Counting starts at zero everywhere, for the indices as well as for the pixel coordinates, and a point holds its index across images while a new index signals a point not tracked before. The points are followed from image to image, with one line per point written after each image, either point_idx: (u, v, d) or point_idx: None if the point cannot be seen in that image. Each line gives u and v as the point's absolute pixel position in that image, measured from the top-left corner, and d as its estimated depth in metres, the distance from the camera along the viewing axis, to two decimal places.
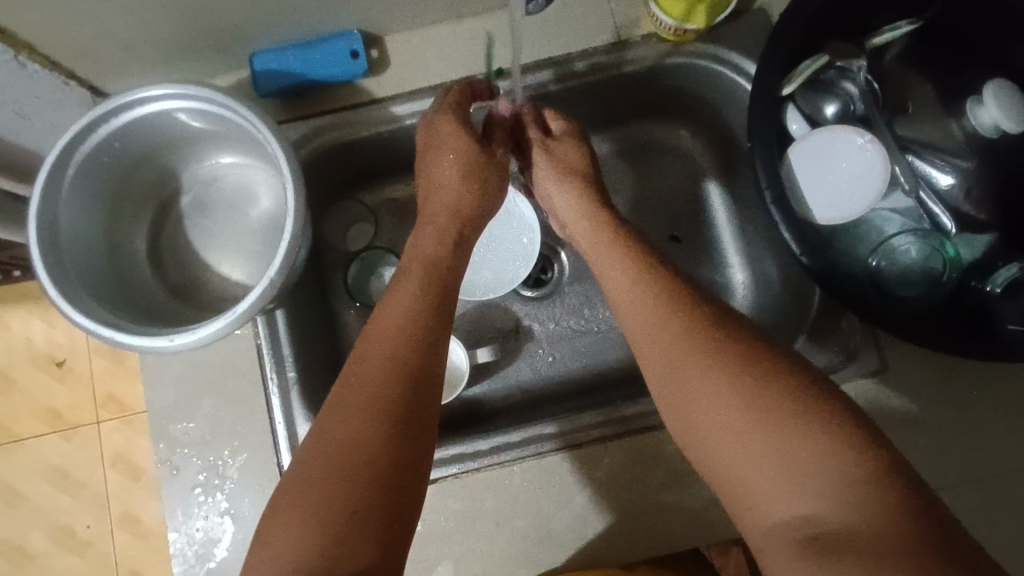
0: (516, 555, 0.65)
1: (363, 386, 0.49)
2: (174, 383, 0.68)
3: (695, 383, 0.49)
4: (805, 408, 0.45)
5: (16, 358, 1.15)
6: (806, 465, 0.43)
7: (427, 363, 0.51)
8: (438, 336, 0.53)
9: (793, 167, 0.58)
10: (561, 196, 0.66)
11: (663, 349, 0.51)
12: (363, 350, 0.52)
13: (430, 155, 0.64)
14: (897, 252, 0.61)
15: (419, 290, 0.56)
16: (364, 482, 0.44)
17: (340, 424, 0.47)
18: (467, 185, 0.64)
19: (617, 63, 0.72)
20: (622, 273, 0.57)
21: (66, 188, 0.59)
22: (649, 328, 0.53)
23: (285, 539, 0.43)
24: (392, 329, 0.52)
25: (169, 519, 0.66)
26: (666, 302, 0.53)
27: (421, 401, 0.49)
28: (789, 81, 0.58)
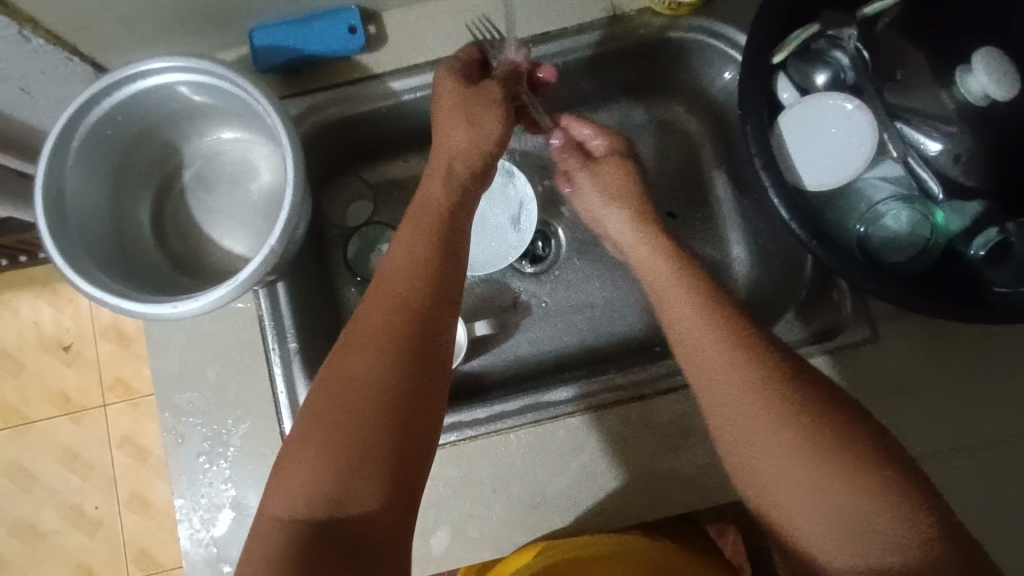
0: (512, 521, 0.67)
1: (374, 332, 0.50)
2: (178, 355, 0.70)
3: (752, 414, 0.50)
4: (867, 464, 0.46)
5: (26, 342, 1.17)
6: (846, 494, 0.46)
7: (434, 308, 0.53)
8: (446, 283, 0.55)
9: (784, 133, 0.59)
10: (612, 216, 0.69)
11: (719, 378, 0.52)
12: (373, 298, 0.53)
13: (441, 119, 0.65)
14: (884, 219, 0.61)
15: (429, 240, 0.56)
16: (375, 420, 0.47)
17: (352, 364, 0.49)
18: (482, 142, 0.65)
19: (614, 37, 0.73)
20: (681, 301, 0.58)
21: (70, 160, 0.61)
22: (714, 365, 0.53)
23: (297, 472, 0.46)
24: (402, 274, 0.54)
25: (175, 486, 0.67)
26: (724, 330, 0.54)
27: (428, 343, 0.51)
28: (779, 49, 0.59)
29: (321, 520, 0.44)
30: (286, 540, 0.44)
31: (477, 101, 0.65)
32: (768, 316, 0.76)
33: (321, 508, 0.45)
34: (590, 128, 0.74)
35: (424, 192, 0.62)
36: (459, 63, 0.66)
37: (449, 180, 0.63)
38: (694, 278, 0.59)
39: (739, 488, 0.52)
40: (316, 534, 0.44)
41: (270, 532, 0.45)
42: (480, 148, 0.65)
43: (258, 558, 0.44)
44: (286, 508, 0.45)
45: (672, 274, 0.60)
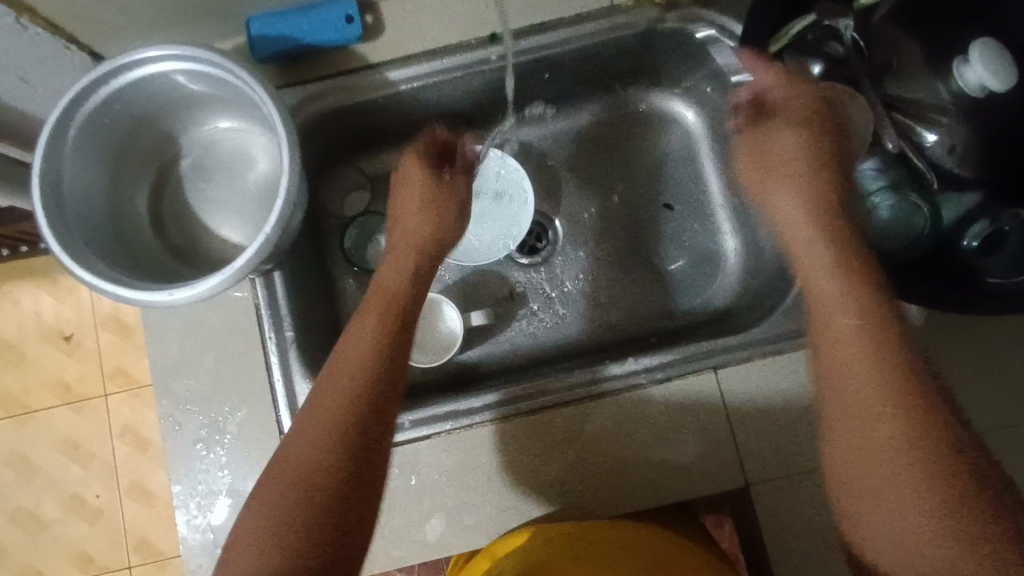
0: (507, 509, 0.67)
1: (324, 423, 0.53)
2: (175, 343, 0.70)
3: (875, 445, 0.48)
4: (990, 517, 0.43)
5: (27, 332, 1.17)
6: (962, 538, 0.43)
7: (385, 393, 0.56)
8: (397, 368, 0.58)
9: (781, 118, 0.62)
10: (792, 196, 0.61)
11: (852, 397, 0.50)
12: (327, 386, 0.56)
13: (400, 192, 0.73)
14: (877, 210, 0.64)
15: (383, 326, 0.60)
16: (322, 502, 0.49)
17: (307, 445, 0.52)
18: (433, 224, 0.71)
19: (611, 27, 0.73)
20: (838, 307, 0.53)
21: (68, 148, 0.61)
22: (847, 357, 0.51)
23: (248, 534, 0.49)
24: (356, 358, 0.57)
25: (172, 472, 0.68)
26: (873, 350, 0.50)
27: (377, 425, 0.54)
28: (772, 41, 0.63)
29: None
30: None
31: (440, 193, 0.72)
32: (763, 307, 0.76)
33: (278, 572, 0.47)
34: (773, 72, 0.63)
35: (380, 276, 0.67)
36: (423, 149, 0.73)
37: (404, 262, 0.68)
38: (859, 259, 0.55)
39: (835, 490, 0.51)
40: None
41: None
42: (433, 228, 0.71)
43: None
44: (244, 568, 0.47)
45: (834, 267, 0.55)
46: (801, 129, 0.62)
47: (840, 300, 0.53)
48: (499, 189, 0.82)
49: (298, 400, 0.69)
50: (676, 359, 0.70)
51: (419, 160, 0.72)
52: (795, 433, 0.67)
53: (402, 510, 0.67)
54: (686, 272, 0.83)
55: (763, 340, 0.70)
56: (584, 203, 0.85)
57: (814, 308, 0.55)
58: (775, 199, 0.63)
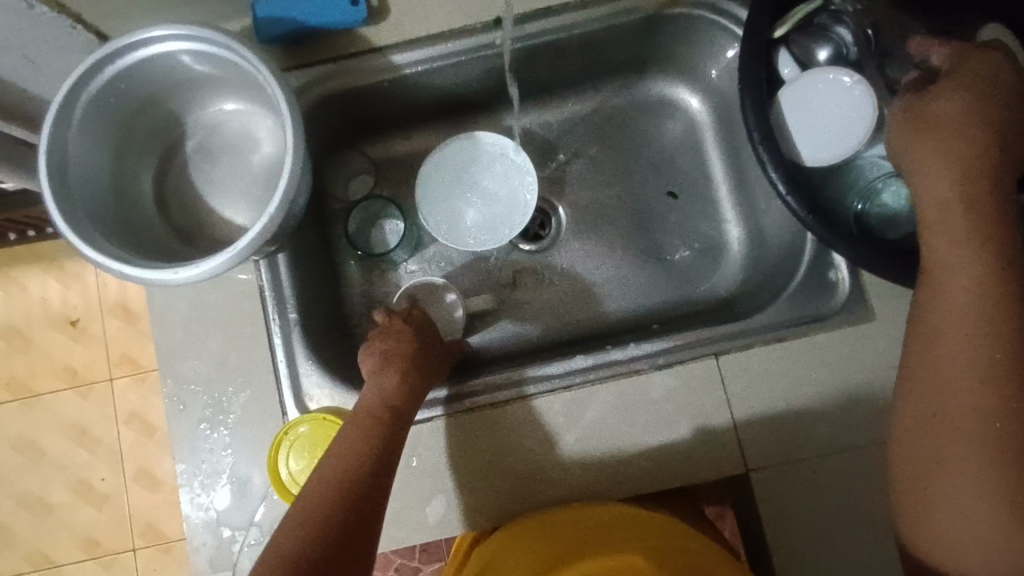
0: (508, 491, 0.68)
1: (318, 506, 0.56)
2: (180, 323, 0.71)
3: (979, 398, 0.48)
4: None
5: (33, 317, 1.18)
6: (989, 460, 0.47)
7: (366, 504, 0.58)
8: (382, 479, 0.60)
9: (784, 110, 0.60)
10: (939, 171, 0.53)
11: (945, 322, 0.51)
12: (324, 477, 0.58)
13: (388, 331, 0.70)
14: (881, 197, 0.62)
15: (374, 433, 0.61)
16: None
17: (288, 543, 0.54)
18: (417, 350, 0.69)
19: (616, 12, 0.72)
20: (961, 259, 0.51)
21: (74, 127, 0.61)
22: (966, 289, 0.50)
23: None
24: (344, 463, 0.59)
25: (176, 451, 0.69)
26: (1004, 309, 0.49)
27: (357, 530, 0.56)
28: (781, 22, 0.60)
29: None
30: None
31: (404, 364, 0.67)
32: (765, 295, 0.76)
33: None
34: (940, 50, 0.56)
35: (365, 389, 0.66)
36: (391, 344, 0.69)
37: (388, 381, 0.66)
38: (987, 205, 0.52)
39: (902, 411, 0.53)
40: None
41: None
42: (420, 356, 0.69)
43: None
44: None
45: (970, 210, 0.51)
46: (962, 95, 0.52)
47: (960, 251, 0.51)
48: (503, 173, 0.82)
49: (302, 380, 0.70)
50: (679, 346, 0.71)
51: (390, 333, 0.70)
52: (797, 420, 0.67)
53: (403, 491, 0.68)
54: (689, 261, 0.83)
55: (764, 327, 0.70)
56: (588, 190, 0.85)
57: (929, 255, 0.53)
58: (920, 170, 0.54)
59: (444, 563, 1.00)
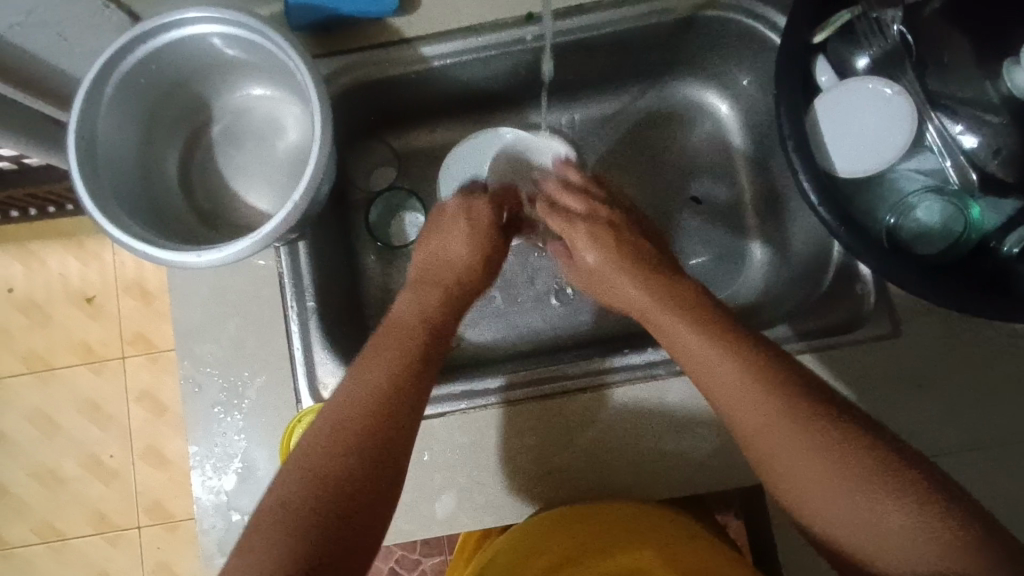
0: (517, 489, 0.67)
1: (335, 445, 0.49)
2: (199, 305, 0.71)
3: (806, 467, 0.46)
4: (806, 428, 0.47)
5: (51, 292, 1.19)
6: (809, 457, 0.46)
7: (403, 421, 0.52)
8: (415, 405, 0.54)
9: (818, 118, 0.59)
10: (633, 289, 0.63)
11: (695, 368, 0.54)
12: (339, 411, 0.51)
13: (442, 236, 0.70)
14: (914, 211, 0.59)
15: (404, 358, 0.56)
16: (321, 548, 0.44)
17: (302, 495, 0.46)
18: (468, 269, 0.68)
19: (650, 12, 0.71)
20: (677, 326, 0.57)
21: (104, 106, 0.61)
22: (683, 336, 0.56)
23: (257, 537, 0.44)
24: (368, 394, 0.52)
25: (190, 433, 0.69)
26: (763, 380, 0.50)
27: (387, 465, 0.50)
28: (821, 28, 0.58)
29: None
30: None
31: (446, 267, 0.67)
32: (785, 307, 0.75)
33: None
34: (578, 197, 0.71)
35: (400, 307, 0.63)
36: (444, 239, 0.69)
37: (427, 296, 0.64)
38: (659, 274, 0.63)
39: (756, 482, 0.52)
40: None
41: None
42: (466, 273, 0.68)
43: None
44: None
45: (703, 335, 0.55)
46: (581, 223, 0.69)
47: (714, 371, 0.53)
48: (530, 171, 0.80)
49: (318, 369, 0.70)
50: None
51: (454, 226, 0.70)
52: None
53: (413, 485, 0.67)
54: (710, 268, 0.82)
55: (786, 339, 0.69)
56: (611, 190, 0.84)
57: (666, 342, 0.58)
58: (608, 287, 0.66)
59: (445, 556, 1.00)
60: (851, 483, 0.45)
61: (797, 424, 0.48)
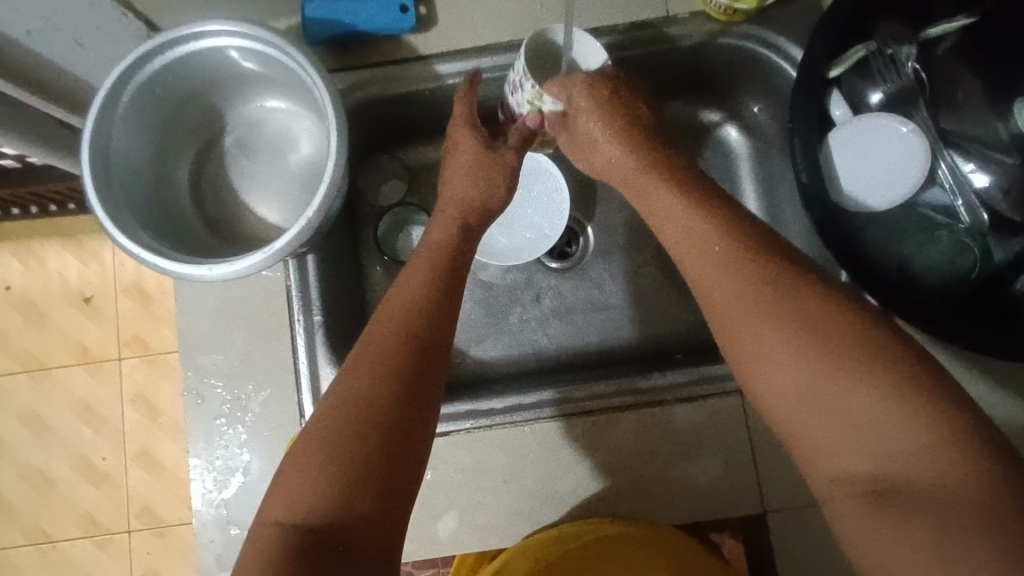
0: (519, 510, 0.68)
1: (366, 368, 0.50)
2: (205, 317, 0.71)
3: (797, 376, 0.46)
4: (838, 352, 0.45)
5: (49, 291, 1.19)
6: (838, 384, 0.44)
7: (420, 352, 0.52)
8: (442, 332, 0.54)
9: (832, 152, 0.59)
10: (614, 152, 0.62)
11: (709, 286, 0.51)
12: (375, 338, 0.53)
13: (449, 170, 0.66)
14: (927, 245, 0.62)
15: (432, 289, 0.56)
16: (362, 474, 0.46)
17: (336, 423, 0.48)
18: (485, 195, 0.65)
19: (664, 38, 0.71)
20: (694, 239, 0.53)
21: (119, 115, 0.61)
22: (704, 251, 0.52)
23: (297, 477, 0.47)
24: (398, 324, 0.53)
25: (192, 446, 0.69)
26: (763, 284, 0.49)
27: (418, 390, 0.50)
28: (836, 64, 0.59)
29: (311, 536, 0.44)
30: (281, 550, 0.44)
31: (460, 184, 0.65)
32: None
33: (311, 524, 0.45)
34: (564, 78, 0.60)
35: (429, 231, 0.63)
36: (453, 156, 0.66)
37: (447, 218, 0.64)
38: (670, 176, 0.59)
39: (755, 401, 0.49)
40: (312, 554, 0.43)
41: (268, 540, 0.45)
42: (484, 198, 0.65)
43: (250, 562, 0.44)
44: (278, 516, 0.46)
45: (708, 240, 0.52)
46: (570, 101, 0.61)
47: (714, 280, 0.51)
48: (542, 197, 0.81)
49: (322, 384, 0.69)
50: (702, 379, 0.69)
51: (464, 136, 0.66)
52: None
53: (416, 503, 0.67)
54: None
55: None
56: (618, 212, 0.85)
57: (680, 254, 0.55)
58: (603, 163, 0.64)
59: (438, 570, 0.99)
60: (845, 391, 0.43)
61: (823, 347, 0.45)
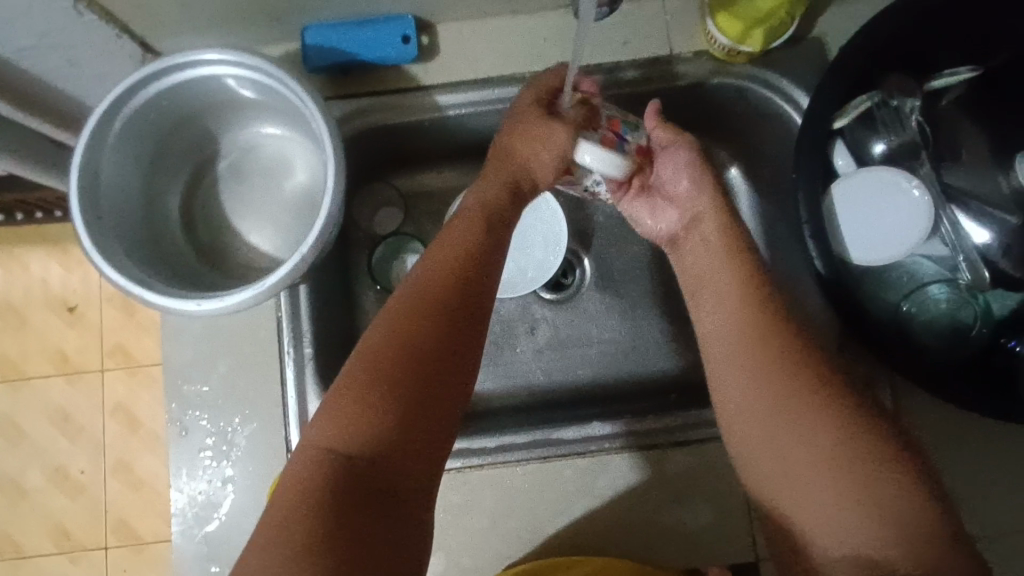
0: (507, 553, 0.66)
1: (411, 323, 0.50)
2: (193, 345, 0.69)
3: (796, 409, 0.49)
4: (853, 438, 0.47)
5: (31, 298, 1.16)
6: (845, 467, 0.47)
7: (457, 331, 0.51)
8: (485, 278, 0.55)
9: (836, 203, 0.59)
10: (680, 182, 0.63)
11: (733, 346, 0.54)
12: (412, 295, 0.52)
13: (526, 125, 0.60)
14: (930, 301, 0.61)
15: (477, 231, 0.56)
16: (407, 414, 0.48)
17: (383, 361, 0.49)
18: (555, 160, 0.61)
19: (668, 76, 0.70)
20: (719, 302, 0.57)
21: (110, 142, 0.60)
22: (731, 317, 0.55)
23: (338, 419, 0.47)
24: (446, 266, 0.54)
25: (173, 479, 0.67)
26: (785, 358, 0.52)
27: (462, 338, 0.51)
28: (841, 114, 0.59)
29: (353, 468, 0.46)
30: (325, 478, 0.45)
31: (523, 141, 0.60)
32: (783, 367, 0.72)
33: (352, 457, 0.46)
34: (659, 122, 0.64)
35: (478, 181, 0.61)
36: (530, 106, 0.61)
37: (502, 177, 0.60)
38: (729, 229, 0.60)
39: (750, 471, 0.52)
40: (354, 489, 0.45)
41: (311, 470, 0.45)
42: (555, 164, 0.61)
43: (290, 491, 0.45)
44: (324, 443, 0.46)
45: (732, 282, 0.57)
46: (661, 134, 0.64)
47: (729, 317, 0.55)
48: (540, 238, 0.80)
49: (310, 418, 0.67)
50: (696, 423, 0.68)
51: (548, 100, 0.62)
52: None
53: None
54: None
55: None
56: (615, 245, 0.83)
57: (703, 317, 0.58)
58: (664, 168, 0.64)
59: None
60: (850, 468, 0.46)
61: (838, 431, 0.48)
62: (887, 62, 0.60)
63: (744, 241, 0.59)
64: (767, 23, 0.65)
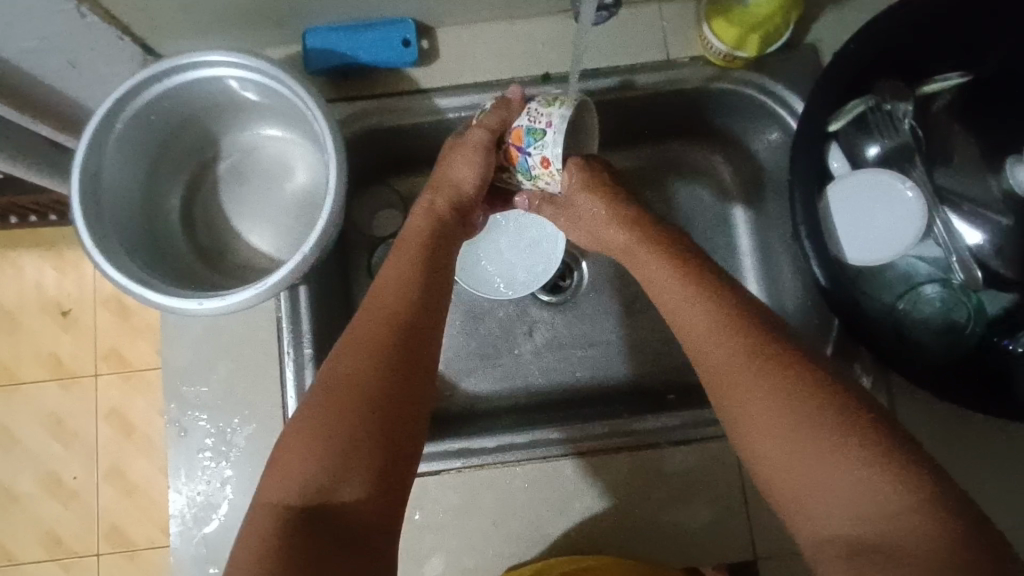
0: (506, 554, 0.66)
1: (360, 353, 0.50)
2: (191, 347, 0.69)
3: (776, 424, 0.46)
4: (821, 421, 0.45)
5: (24, 302, 1.15)
6: (819, 453, 0.44)
7: (401, 354, 0.51)
8: (430, 301, 0.55)
9: (830, 204, 0.60)
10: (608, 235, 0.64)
11: (696, 347, 0.53)
12: (358, 330, 0.52)
13: (450, 153, 0.64)
14: (923, 300, 0.63)
15: (414, 269, 0.56)
16: (353, 437, 0.47)
17: (325, 406, 0.48)
18: (478, 186, 0.63)
19: (666, 81, 0.71)
20: (682, 312, 0.55)
21: (112, 141, 0.61)
22: (690, 321, 0.54)
23: (294, 461, 0.47)
24: (388, 308, 0.53)
25: (172, 480, 0.66)
26: (745, 357, 0.50)
27: (409, 372, 0.50)
28: (835, 118, 0.61)
29: (302, 514, 0.45)
30: (276, 522, 0.44)
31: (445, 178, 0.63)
32: None
33: (302, 498, 0.46)
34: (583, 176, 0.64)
35: (412, 225, 0.61)
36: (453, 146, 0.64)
37: (437, 210, 0.62)
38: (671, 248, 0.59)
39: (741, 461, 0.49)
40: (306, 523, 0.44)
41: (262, 519, 0.45)
42: (479, 186, 0.63)
43: (242, 543, 0.44)
44: (278, 495, 0.46)
45: (686, 296, 0.55)
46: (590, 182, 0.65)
47: (690, 324, 0.54)
48: (538, 248, 0.80)
49: None
50: (692, 423, 0.69)
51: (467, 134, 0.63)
52: None
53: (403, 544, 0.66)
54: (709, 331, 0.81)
55: None
56: None
57: (671, 318, 0.56)
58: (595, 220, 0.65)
59: None
60: (820, 453, 0.44)
61: (800, 416, 0.45)
62: (879, 67, 0.61)
63: (687, 248, 0.60)
64: (762, 29, 0.66)
